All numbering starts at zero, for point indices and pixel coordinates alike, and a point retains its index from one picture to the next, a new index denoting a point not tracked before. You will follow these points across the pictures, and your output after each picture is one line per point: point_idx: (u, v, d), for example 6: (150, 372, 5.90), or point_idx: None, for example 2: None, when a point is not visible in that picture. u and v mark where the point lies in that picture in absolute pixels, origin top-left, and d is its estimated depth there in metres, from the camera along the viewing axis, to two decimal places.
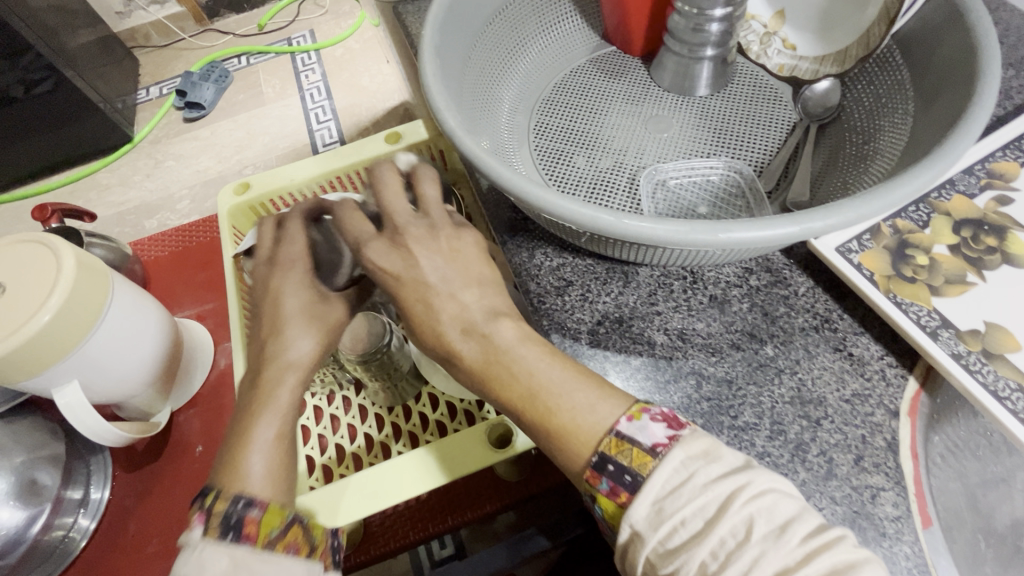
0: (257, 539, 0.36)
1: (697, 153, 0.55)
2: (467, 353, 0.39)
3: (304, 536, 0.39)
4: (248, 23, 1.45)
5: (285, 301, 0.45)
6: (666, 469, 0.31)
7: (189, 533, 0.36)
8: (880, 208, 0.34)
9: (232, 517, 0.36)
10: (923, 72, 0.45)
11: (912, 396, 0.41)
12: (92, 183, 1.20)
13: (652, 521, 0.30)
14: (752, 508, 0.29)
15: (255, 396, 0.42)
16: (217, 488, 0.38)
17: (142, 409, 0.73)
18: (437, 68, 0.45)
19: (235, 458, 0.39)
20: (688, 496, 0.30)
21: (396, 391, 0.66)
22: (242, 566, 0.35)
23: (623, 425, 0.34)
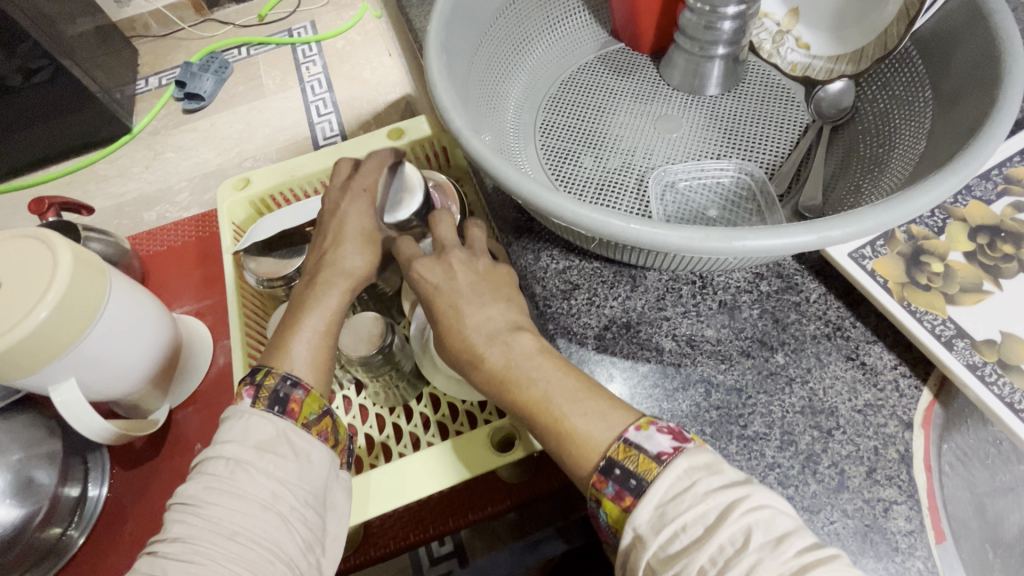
0: (299, 417, 0.43)
1: (707, 154, 0.53)
2: (490, 358, 0.39)
3: (332, 430, 0.46)
4: (249, 13, 1.43)
5: (348, 220, 0.51)
6: (668, 476, 0.31)
7: (240, 402, 0.43)
8: (900, 216, 0.33)
9: (280, 393, 0.43)
10: (942, 75, 0.44)
11: (926, 406, 0.40)
12: (90, 174, 1.18)
13: (653, 527, 0.30)
14: (752, 518, 0.29)
15: (308, 295, 0.48)
16: (268, 367, 0.45)
17: (138, 405, 0.71)
18: (443, 65, 0.44)
19: (286, 341, 0.46)
20: (688, 503, 0.30)
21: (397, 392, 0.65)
22: (284, 435, 0.42)
23: (631, 433, 0.34)
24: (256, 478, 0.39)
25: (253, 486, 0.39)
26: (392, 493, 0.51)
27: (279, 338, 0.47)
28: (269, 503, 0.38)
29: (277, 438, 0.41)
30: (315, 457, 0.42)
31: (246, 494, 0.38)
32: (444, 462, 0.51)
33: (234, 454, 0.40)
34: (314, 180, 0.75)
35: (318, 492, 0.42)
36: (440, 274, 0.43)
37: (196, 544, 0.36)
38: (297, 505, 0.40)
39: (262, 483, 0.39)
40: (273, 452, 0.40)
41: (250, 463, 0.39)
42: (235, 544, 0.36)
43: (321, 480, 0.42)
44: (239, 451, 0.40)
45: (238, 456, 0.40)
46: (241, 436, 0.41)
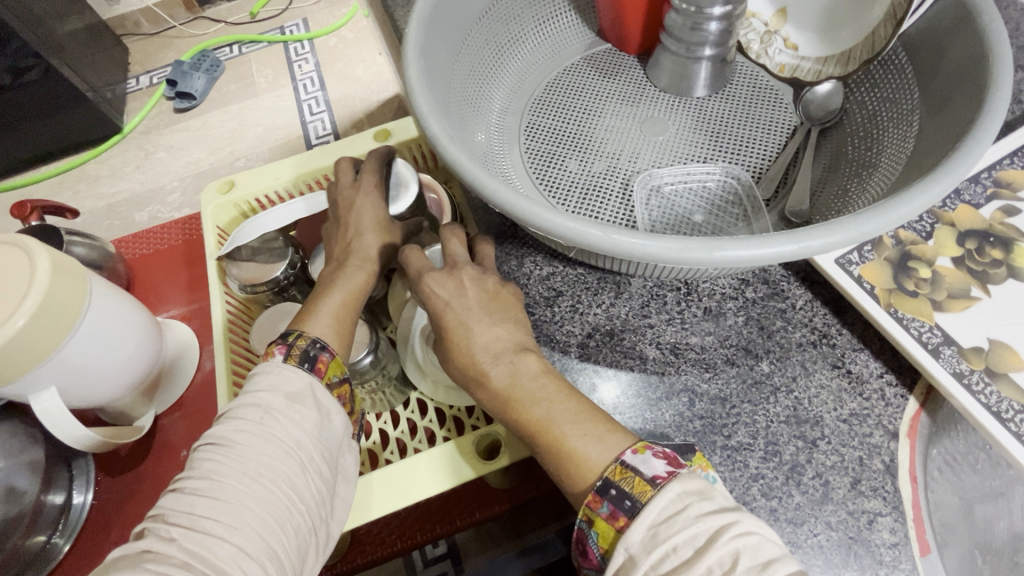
0: (324, 376, 0.45)
1: (693, 158, 0.53)
2: (496, 376, 0.39)
3: (349, 397, 0.48)
4: (240, 10, 1.41)
5: (360, 210, 0.54)
6: (660, 499, 0.30)
7: (269, 359, 0.45)
8: (883, 225, 0.33)
9: (310, 352, 0.45)
10: (930, 77, 0.43)
11: (911, 416, 0.40)
12: (81, 175, 1.17)
13: (644, 550, 0.29)
14: (740, 543, 0.28)
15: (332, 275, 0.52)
16: (298, 330, 0.47)
17: (123, 411, 0.70)
18: (422, 68, 0.43)
19: (311, 312, 0.49)
20: (678, 527, 0.29)
21: (382, 399, 0.64)
22: (313, 389, 0.43)
23: (628, 455, 0.33)
24: (285, 425, 0.40)
25: (281, 432, 0.40)
26: (379, 503, 0.50)
27: (304, 311, 0.50)
28: (294, 450, 0.40)
29: (306, 391, 0.43)
30: (336, 417, 0.44)
31: (273, 439, 0.40)
32: (435, 471, 0.50)
33: (266, 400, 0.41)
34: (300, 183, 0.74)
35: (333, 451, 0.43)
36: (451, 289, 0.42)
37: (223, 481, 0.37)
38: (317, 457, 0.41)
39: (289, 429, 0.41)
40: (301, 403, 0.42)
41: (279, 411, 0.41)
42: (261, 485, 0.38)
43: (337, 440, 0.44)
44: (271, 399, 0.41)
45: (267, 403, 0.41)
46: (274, 385, 0.42)
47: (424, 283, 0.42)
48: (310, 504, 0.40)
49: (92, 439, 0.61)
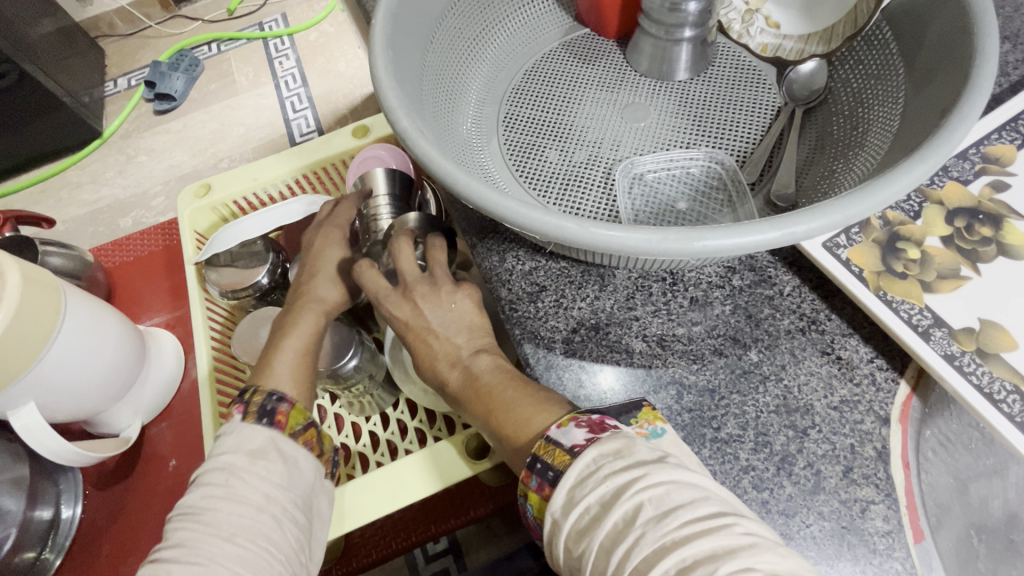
0: (286, 427, 0.44)
1: (676, 144, 0.51)
2: (451, 379, 0.43)
3: (319, 440, 0.46)
4: (217, 7, 1.38)
5: (324, 257, 0.55)
6: (576, 463, 0.32)
7: (230, 420, 0.44)
8: (868, 207, 0.31)
9: (267, 406, 0.44)
10: (914, 50, 0.42)
11: (903, 401, 0.39)
12: (63, 182, 1.15)
13: (564, 510, 0.31)
14: (644, 496, 0.28)
15: (285, 319, 0.52)
16: (254, 386, 0.46)
17: (108, 422, 0.68)
18: (390, 61, 0.41)
19: (268, 361, 0.49)
20: (590, 487, 0.30)
21: (368, 402, 0.63)
22: (274, 442, 0.42)
23: (553, 430, 0.35)
24: (252, 484, 0.39)
25: (249, 491, 0.39)
26: (369, 508, 0.49)
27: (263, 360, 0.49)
28: (264, 505, 0.39)
29: (267, 445, 0.42)
30: (303, 464, 0.43)
31: (241, 500, 0.39)
32: (426, 472, 0.50)
33: (229, 463, 0.40)
34: (278, 184, 0.72)
35: (305, 497, 0.42)
36: (408, 312, 0.44)
37: (198, 546, 0.36)
38: (290, 507, 0.40)
39: (257, 486, 0.40)
40: (265, 458, 0.41)
41: (244, 470, 0.40)
42: (235, 545, 0.37)
43: (307, 487, 0.43)
44: (234, 459, 0.40)
45: (231, 464, 0.40)
46: (235, 446, 0.41)
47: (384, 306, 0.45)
48: (290, 553, 0.39)
49: (79, 454, 0.60)
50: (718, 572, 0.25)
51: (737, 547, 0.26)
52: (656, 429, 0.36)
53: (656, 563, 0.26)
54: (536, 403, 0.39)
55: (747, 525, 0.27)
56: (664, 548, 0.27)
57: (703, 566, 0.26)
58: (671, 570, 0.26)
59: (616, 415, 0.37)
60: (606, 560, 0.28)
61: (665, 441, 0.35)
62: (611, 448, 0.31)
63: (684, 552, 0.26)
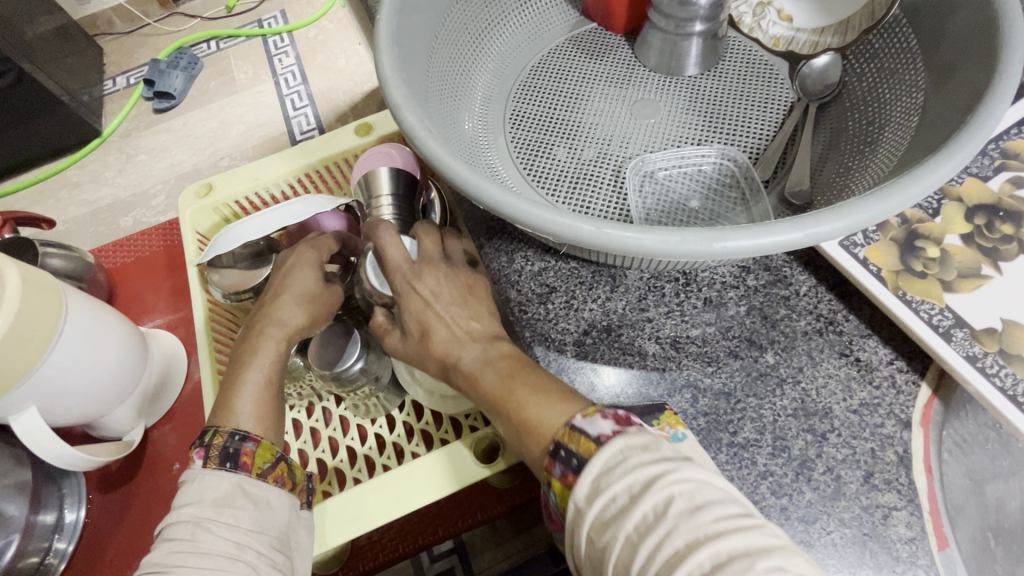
0: (252, 468, 0.43)
1: (687, 141, 0.50)
2: (467, 357, 0.40)
3: (291, 473, 0.46)
4: (216, 4, 1.36)
5: (294, 280, 0.52)
6: (602, 453, 0.30)
7: (191, 465, 0.43)
8: (892, 206, 0.30)
9: (230, 449, 0.43)
10: (934, 42, 0.41)
11: (925, 403, 0.38)
12: (63, 182, 1.14)
13: (588, 502, 0.29)
14: (676, 488, 0.27)
15: (244, 348, 0.48)
16: (215, 427, 0.44)
17: (111, 426, 0.67)
18: (395, 57, 0.40)
19: (230, 397, 0.46)
20: (617, 477, 0.29)
21: (374, 405, 0.62)
22: (241, 487, 0.42)
23: (579, 420, 0.33)
24: (219, 535, 0.39)
25: (217, 543, 0.39)
26: (378, 513, 0.48)
27: (224, 396, 0.47)
28: (236, 554, 0.38)
29: (233, 492, 0.41)
30: (276, 502, 0.43)
31: (209, 552, 0.38)
32: (437, 475, 0.49)
33: (193, 514, 0.40)
34: (281, 184, 0.72)
35: (283, 536, 0.42)
36: (431, 286, 0.43)
37: None
38: (265, 551, 0.40)
39: (226, 537, 0.39)
40: (232, 506, 0.41)
41: (210, 521, 0.39)
42: None
43: (285, 523, 0.43)
44: (198, 511, 0.40)
45: (196, 516, 0.40)
46: (199, 496, 0.41)
47: (407, 278, 0.43)
48: None
49: (80, 458, 0.59)
50: (755, 568, 0.24)
51: (772, 546, 0.25)
52: (677, 433, 0.34)
53: (689, 557, 0.25)
54: (560, 392, 0.36)
55: (778, 526, 0.26)
56: (696, 542, 0.25)
57: (739, 562, 0.24)
58: (706, 564, 0.25)
59: (639, 413, 0.35)
60: (632, 553, 0.26)
61: (686, 445, 0.33)
62: (639, 440, 0.29)
63: (720, 546, 0.25)
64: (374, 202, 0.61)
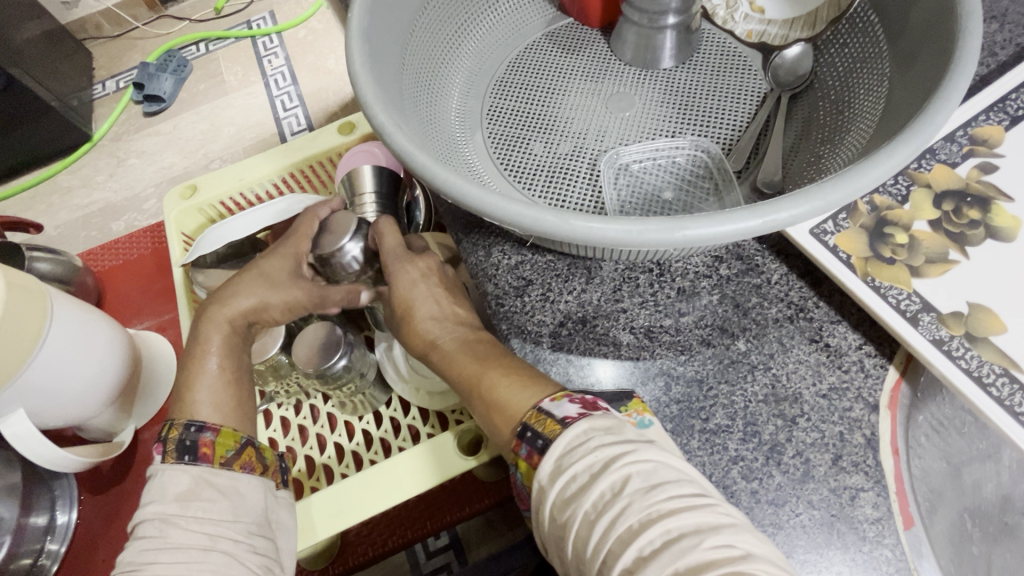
0: (214, 459, 0.43)
1: (661, 133, 0.51)
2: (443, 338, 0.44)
3: (259, 457, 0.46)
4: (205, 6, 1.36)
5: (256, 263, 0.49)
6: (566, 434, 0.32)
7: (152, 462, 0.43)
8: (850, 193, 0.31)
9: (187, 441, 0.43)
10: (899, 31, 0.41)
11: (892, 386, 0.39)
12: (54, 187, 1.14)
13: (551, 481, 0.32)
14: (632, 469, 0.29)
15: (194, 335, 0.48)
16: (171, 420, 0.44)
17: (99, 428, 0.67)
18: (366, 55, 0.41)
19: (185, 388, 0.46)
20: (579, 457, 0.31)
21: (363, 402, 0.63)
22: (205, 479, 0.42)
23: (546, 402, 0.35)
24: (188, 528, 0.39)
25: (187, 537, 0.39)
26: (364, 508, 0.49)
27: (179, 385, 0.47)
28: (210, 546, 0.39)
29: (197, 485, 0.41)
30: (245, 490, 0.43)
31: (179, 547, 0.39)
32: (423, 466, 0.50)
33: (159, 512, 0.40)
34: (265, 183, 0.72)
35: (260, 520, 0.43)
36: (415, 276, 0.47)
37: None
38: (240, 538, 0.41)
39: (197, 531, 0.39)
40: (198, 499, 0.41)
41: (178, 517, 0.40)
42: None
43: (259, 509, 0.43)
44: (164, 509, 0.40)
45: (163, 514, 0.40)
46: (161, 494, 0.41)
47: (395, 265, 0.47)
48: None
49: (70, 460, 0.59)
50: (702, 544, 0.27)
51: (720, 523, 0.28)
52: (643, 420, 0.36)
53: (640, 533, 0.27)
54: (528, 375, 0.38)
55: (728, 505, 0.29)
56: (649, 519, 0.28)
57: (687, 538, 0.27)
58: (656, 541, 0.27)
59: (609, 400, 0.37)
60: (591, 529, 0.29)
61: (652, 432, 0.35)
62: (602, 423, 0.32)
63: (670, 522, 0.27)
64: (357, 200, 0.61)
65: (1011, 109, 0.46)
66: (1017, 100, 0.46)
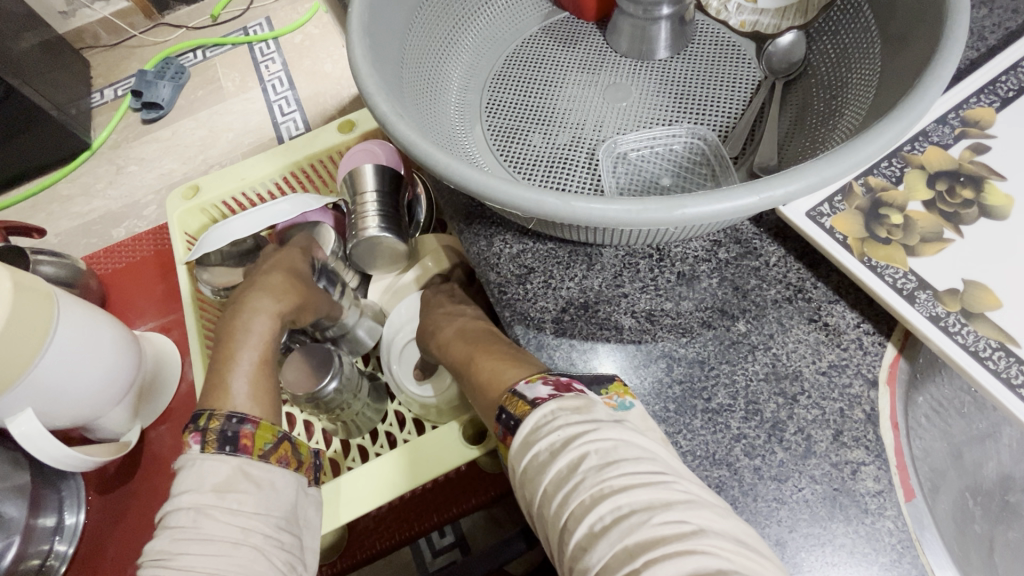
0: (254, 450, 0.44)
1: (658, 122, 0.52)
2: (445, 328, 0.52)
3: (294, 452, 0.47)
4: (201, 13, 1.36)
5: (279, 262, 0.57)
6: (533, 414, 0.34)
7: (187, 451, 0.43)
8: (846, 168, 0.31)
9: (228, 432, 0.44)
10: (888, 16, 0.42)
11: (890, 362, 0.40)
12: (54, 196, 1.15)
13: (518, 458, 0.34)
14: (590, 447, 0.31)
15: (236, 327, 0.51)
16: (209, 411, 0.45)
17: (106, 427, 0.68)
18: (368, 49, 0.41)
19: (223, 379, 0.48)
20: (544, 435, 0.33)
21: (355, 422, 0.62)
22: (242, 470, 0.42)
23: (522, 385, 0.37)
24: (222, 520, 0.39)
25: (220, 528, 0.39)
26: (373, 496, 0.50)
27: (215, 377, 0.48)
28: (242, 538, 0.39)
29: (235, 475, 0.42)
30: (279, 484, 0.44)
31: (211, 539, 0.38)
32: (427, 456, 0.51)
33: (194, 501, 0.40)
34: (267, 182, 0.72)
35: (289, 515, 0.43)
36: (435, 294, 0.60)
37: None
38: (271, 533, 0.41)
39: (229, 523, 0.39)
40: (235, 491, 0.41)
41: (213, 508, 0.40)
42: None
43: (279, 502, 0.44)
44: (199, 498, 0.40)
45: (198, 503, 0.40)
46: (196, 484, 0.41)
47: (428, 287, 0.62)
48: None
49: (77, 459, 0.60)
50: (651, 521, 0.28)
51: (673, 500, 0.29)
52: (624, 402, 0.36)
53: (591, 508, 0.29)
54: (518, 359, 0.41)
55: (684, 483, 0.30)
56: (601, 494, 0.29)
57: (638, 515, 0.28)
58: (607, 517, 0.29)
59: (588, 383, 0.38)
60: (551, 503, 0.31)
61: (632, 413, 0.36)
62: (569, 403, 0.33)
63: (620, 497, 0.29)
64: (359, 198, 0.62)
65: (1002, 91, 0.47)
66: (1007, 83, 0.47)
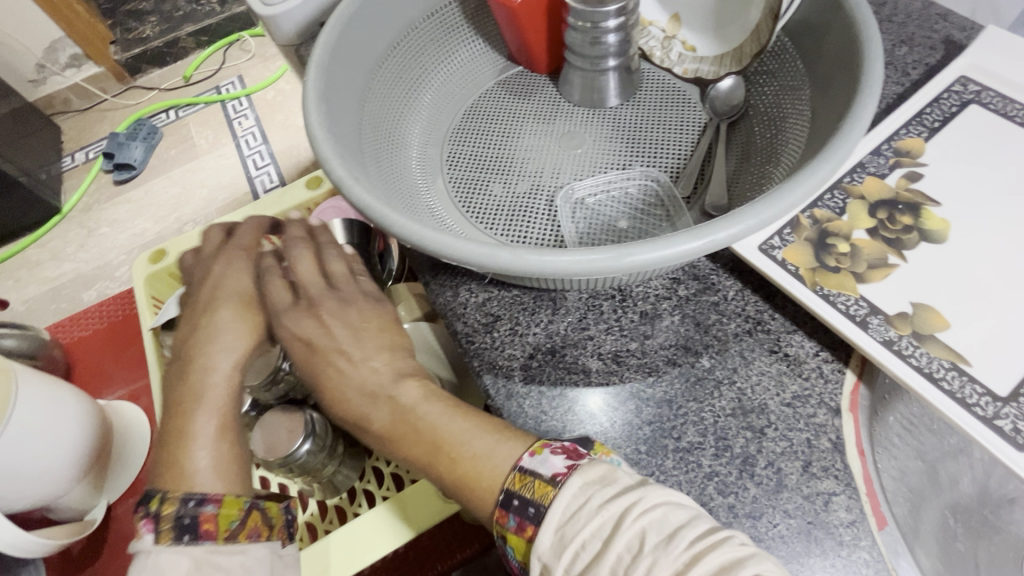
0: (217, 533, 0.41)
1: (612, 166, 0.54)
2: None
3: (264, 517, 0.44)
4: (173, 74, 1.39)
5: (223, 290, 0.49)
6: (563, 496, 0.31)
7: (141, 539, 0.40)
8: (783, 208, 0.33)
9: (185, 519, 0.40)
10: (816, 62, 0.45)
11: (851, 389, 0.41)
12: (22, 261, 1.13)
13: (555, 556, 0.30)
14: (644, 521, 0.29)
15: (188, 388, 0.45)
16: (162, 492, 0.41)
17: (67, 506, 0.64)
18: (323, 114, 0.43)
19: (180, 452, 0.43)
20: (585, 521, 0.30)
21: (334, 481, 0.61)
22: (205, 561, 0.39)
23: (526, 460, 0.34)
24: None
25: None
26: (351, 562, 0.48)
27: (170, 450, 0.43)
28: None
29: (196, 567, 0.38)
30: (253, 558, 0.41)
31: None
32: (403, 517, 0.49)
33: None
34: None
35: None
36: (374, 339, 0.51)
37: None
38: None
39: None
40: None
41: None
42: None
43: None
44: None
45: None
46: None
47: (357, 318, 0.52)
48: None
49: (36, 544, 0.56)
50: None
51: (743, 556, 0.28)
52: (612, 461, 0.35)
53: None
54: (502, 433, 0.37)
55: (744, 536, 0.29)
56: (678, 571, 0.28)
57: None
58: None
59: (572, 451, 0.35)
60: None
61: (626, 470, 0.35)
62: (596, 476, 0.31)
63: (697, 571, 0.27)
64: None
65: (929, 122, 0.50)
66: (933, 113, 0.50)
